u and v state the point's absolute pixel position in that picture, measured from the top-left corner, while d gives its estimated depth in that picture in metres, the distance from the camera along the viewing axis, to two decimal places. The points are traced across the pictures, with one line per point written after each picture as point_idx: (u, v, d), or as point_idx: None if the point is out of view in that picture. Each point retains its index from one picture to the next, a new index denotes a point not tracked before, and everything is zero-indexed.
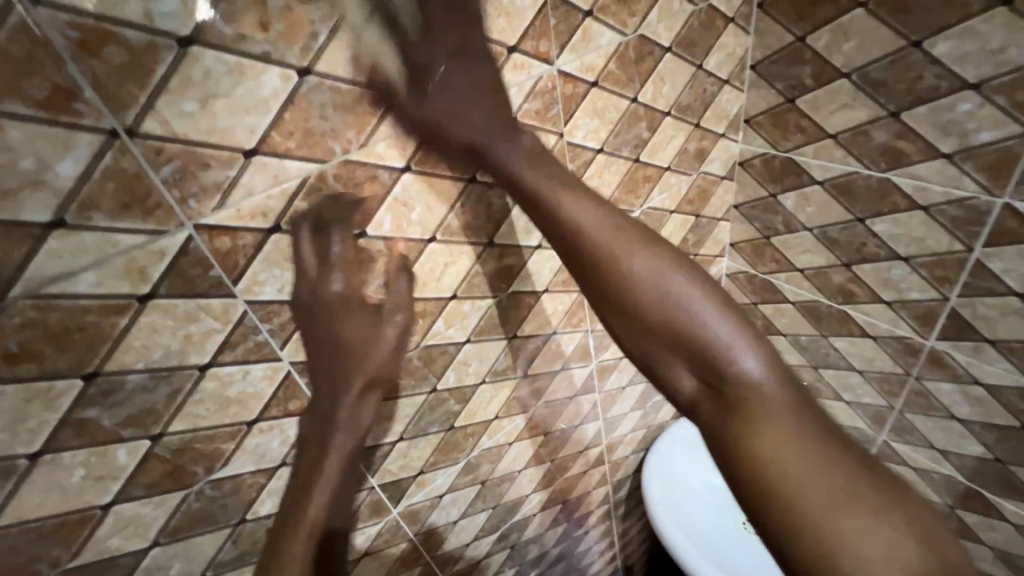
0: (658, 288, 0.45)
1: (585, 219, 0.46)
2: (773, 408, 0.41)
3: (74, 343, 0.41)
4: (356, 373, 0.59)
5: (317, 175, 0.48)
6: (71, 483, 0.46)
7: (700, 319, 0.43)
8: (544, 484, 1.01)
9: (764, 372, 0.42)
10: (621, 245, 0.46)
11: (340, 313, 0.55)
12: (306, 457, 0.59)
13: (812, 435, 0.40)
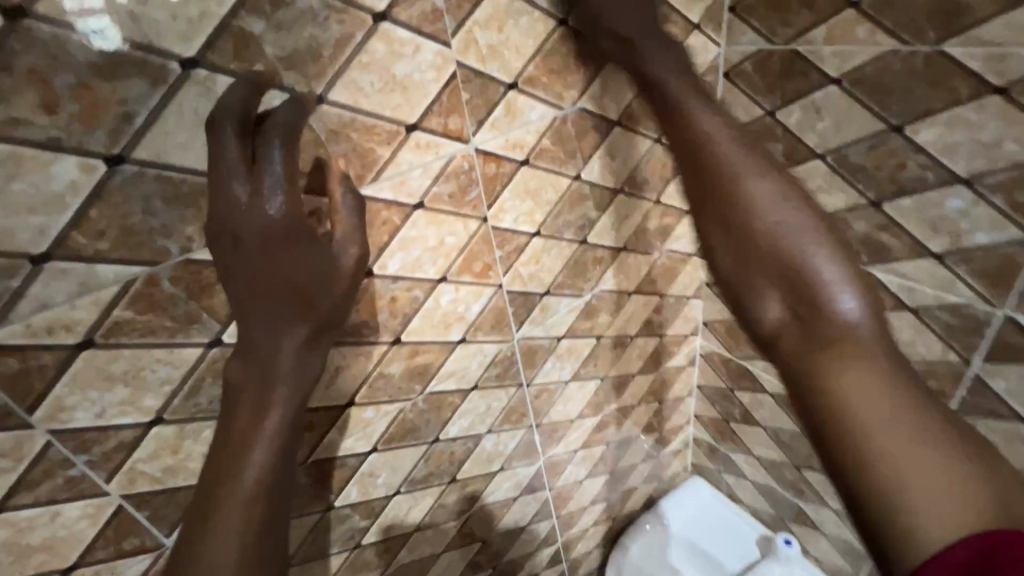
0: (787, 213, 0.42)
1: (757, 185, 0.44)
2: (850, 346, 0.37)
3: None
4: (297, 319, 0.40)
5: (147, 279, 0.39)
6: None
7: (828, 275, 0.39)
8: None
9: (863, 315, 0.38)
10: (804, 236, 0.41)
11: (280, 242, 0.37)
12: (211, 471, 0.37)
13: (887, 395, 0.34)
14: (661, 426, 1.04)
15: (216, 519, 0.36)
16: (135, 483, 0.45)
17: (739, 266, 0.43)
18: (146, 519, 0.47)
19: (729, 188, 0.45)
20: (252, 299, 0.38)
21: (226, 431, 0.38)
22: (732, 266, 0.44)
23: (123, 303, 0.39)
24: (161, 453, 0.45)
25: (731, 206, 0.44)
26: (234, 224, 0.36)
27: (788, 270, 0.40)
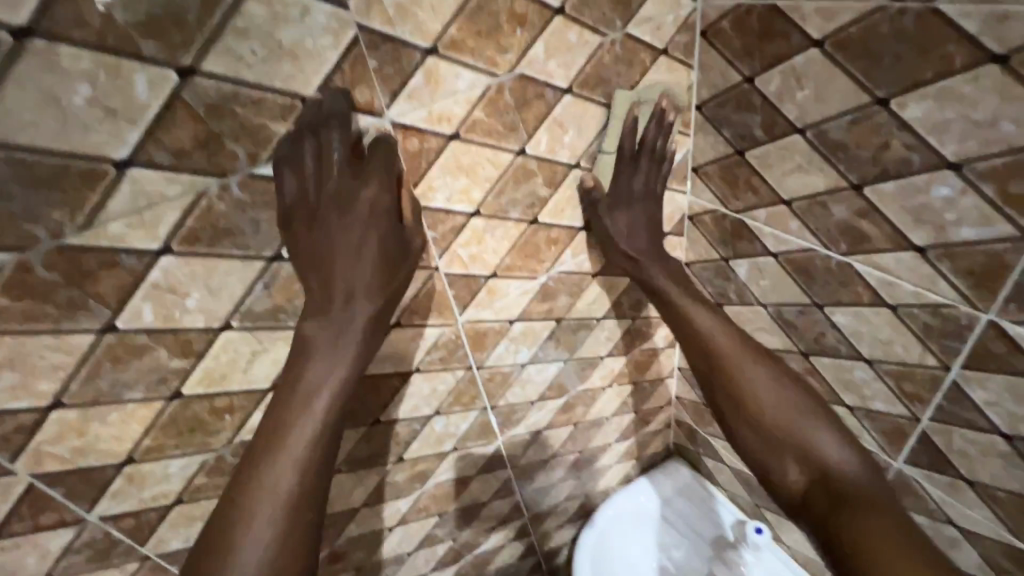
0: (788, 398, 0.56)
1: (761, 374, 0.58)
2: (819, 452, 0.52)
3: None
4: (372, 292, 0.48)
5: (18, 265, 0.37)
6: None
7: (817, 449, 0.52)
8: (446, 561, 0.91)
9: (850, 462, 0.51)
10: (785, 408, 0.56)
11: (360, 216, 0.47)
12: (270, 425, 0.43)
13: (881, 513, 0.46)
14: (638, 407, 1.01)
15: (279, 463, 0.41)
16: (44, 462, 0.45)
17: (760, 439, 0.55)
18: (62, 496, 0.47)
19: (727, 372, 0.59)
20: (321, 269, 0.47)
21: (268, 418, 0.43)
22: (761, 448, 0.55)
23: None
24: (67, 435, 0.45)
25: (724, 397, 0.58)
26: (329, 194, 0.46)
27: (801, 453, 0.53)
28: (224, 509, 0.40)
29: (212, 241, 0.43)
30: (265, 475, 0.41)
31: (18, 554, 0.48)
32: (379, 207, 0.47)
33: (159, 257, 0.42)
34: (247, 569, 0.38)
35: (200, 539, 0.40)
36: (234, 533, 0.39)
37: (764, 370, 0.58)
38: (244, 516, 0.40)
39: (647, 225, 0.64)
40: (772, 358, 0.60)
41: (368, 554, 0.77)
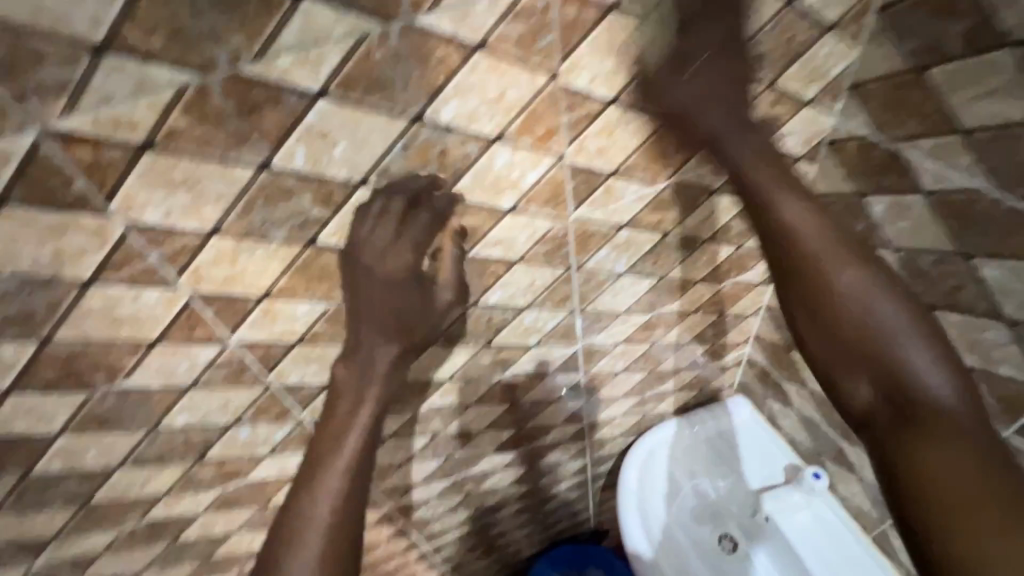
0: (867, 300, 0.49)
1: (853, 281, 0.50)
2: (900, 327, 0.48)
3: None
4: (399, 335, 0.59)
5: (198, 89, 0.39)
6: None
7: (910, 364, 0.47)
8: (508, 446, 0.98)
9: (939, 382, 0.46)
10: (855, 280, 0.50)
11: (384, 280, 0.56)
12: (327, 436, 0.57)
13: (939, 365, 0.46)
14: (713, 340, 0.99)
15: (334, 458, 0.55)
16: (201, 284, 0.50)
17: (858, 337, 0.49)
18: (212, 317, 0.53)
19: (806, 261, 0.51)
20: (346, 302, 0.58)
21: (324, 435, 0.57)
22: (832, 353, 0.51)
23: (177, 110, 0.39)
24: (221, 262, 0.49)
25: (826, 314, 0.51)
26: (362, 267, 0.55)
27: (886, 369, 0.47)
28: (301, 485, 0.54)
29: (365, 91, 0.44)
30: (306, 500, 0.52)
31: (175, 359, 0.55)
32: (396, 271, 0.55)
33: (318, 100, 0.43)
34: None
35: (254, 570, 0.51)
36: (304, 499, 0.53)
37: (853, 259, 0.51)
38: (309, 491, 0.53)
39: (723, 109, 0.54)
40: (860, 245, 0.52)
41: (444, 424, 0.84)
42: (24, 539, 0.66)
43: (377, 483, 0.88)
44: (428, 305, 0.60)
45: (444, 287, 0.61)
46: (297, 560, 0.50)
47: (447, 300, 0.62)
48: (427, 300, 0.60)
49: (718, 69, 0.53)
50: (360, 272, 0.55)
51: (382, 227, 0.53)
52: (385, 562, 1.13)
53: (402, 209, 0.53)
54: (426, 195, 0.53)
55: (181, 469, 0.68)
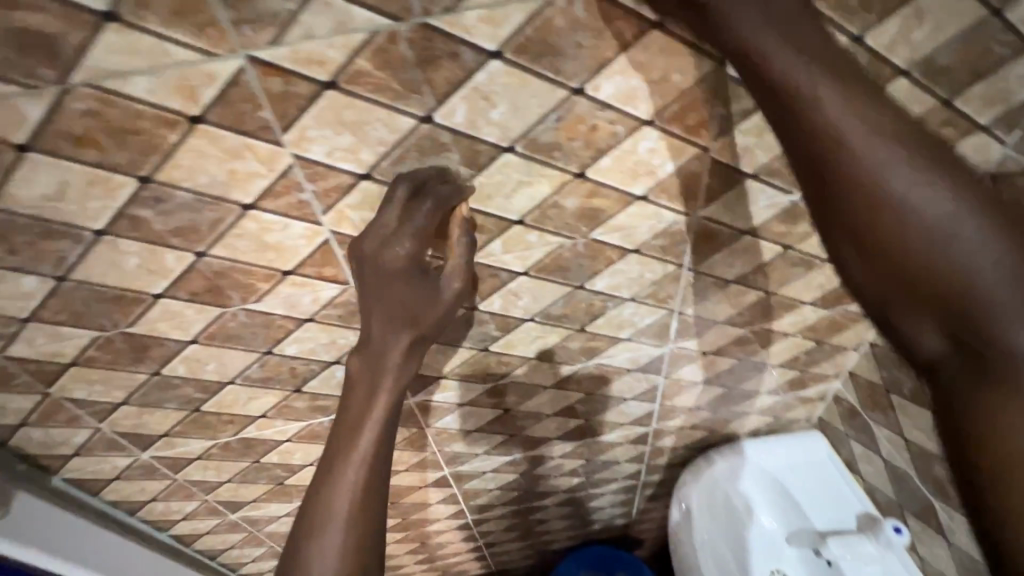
0: (944, 238, 0.38)
1: (962, 234, 0.35)
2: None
3: (131, 143, 0.43)
4: (407, 329, 0.50)
5: (388, 35, 0.41)
6: (129, 266, 0.52)
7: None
8: (572, 436, 0.98)
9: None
10: (941, 234, 0.38)
11: (387, 279, 0.50)
12: (326, 467, 0.49)
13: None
14: (804, 368, 0.94)
15: (334, 496, 0.48)
16: (342, 224, 0.53)
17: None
18: (343, 258, 0.56)
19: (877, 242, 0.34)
20: (361, 303, 0.52)
21: (336, 437, 0.51)
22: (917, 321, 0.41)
23: (365, 53, 0.41)
24: (365, 205, 0.52)
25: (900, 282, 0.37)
26: (365, 254, 0.49)
27: None
28: (301, 535, 0.48)
29: (536, 57, 0.44)
30: (324, 503, 0.48)
31: (301, 291, 0.59)
32: (399, 264, 0.49)
33: (491, 60, 0.43)
34: None
35: (279, 569, 0.49)
36: (308, 554, 0.48)
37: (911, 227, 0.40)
38: (309, 545, 0.48)
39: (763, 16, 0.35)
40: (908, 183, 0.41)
41: (517, 402, 0.85)
42: (139, 431, 0.73)
43: (442, 445, 0.91)
44: (438, 299, 0.51)
45: (459, 274, 0.52)
46: (319, 561, 0.47)
47: (460, 288, 0.52)
48: (438, 288, 0.51)
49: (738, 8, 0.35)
50: (366, 267, 0.50)
51: (387, 210, 0.49)
52: (429, 523, 1.17)
53: (405, 195, 0.49)
54: (424, 178, 0.50)
55: (279, 396, 0.72)
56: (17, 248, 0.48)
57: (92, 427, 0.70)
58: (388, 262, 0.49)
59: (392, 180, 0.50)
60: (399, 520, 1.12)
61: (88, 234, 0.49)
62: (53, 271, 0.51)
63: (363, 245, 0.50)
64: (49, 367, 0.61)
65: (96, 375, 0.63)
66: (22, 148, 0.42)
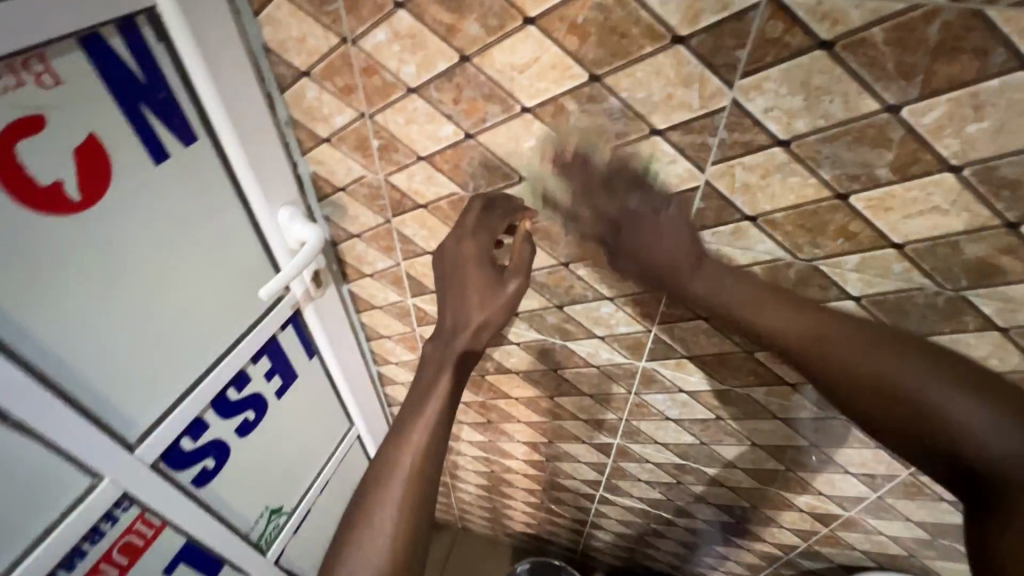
0: (866, 350, 0.49)
1: (855, 360, 0.49)
2: (938, 387, 0.46)
3: (611, 44, 0.48)
4: (475, 310, 0.61)
5: (927, 12, 0.38)
6: (524, 145, 0.59)
7: (951, 417, 0.44)
8: (757, 475, 0.92)
9: (987, 428, 0.43)
10: (810, 330, 0.51)
11: (463, 264, 0.62)
12: (403, 424, 0.59)
13: (969, 397, 0.45)
14: None
15: (400, 453, 0.57)
16: (721, 179, 0.53)
17: (873, 403, 0.48)
18: (694, 211, 0.57)
19: (842, 373, 0.49)
20: (440, 294, 0.65)
21: (405, 406, 0.60)
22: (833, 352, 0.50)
23: (888, 24, 0.40)
24: (757, 170, 0.51)
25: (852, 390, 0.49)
26: (448, 252, 0.63)
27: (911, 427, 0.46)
28: (371, 479, 0.57)
29: None
30: (386, 459, 0.58)
31: None
32: (471, 253, 0.62)
33: (1018, 70, 0.39)
34: (383, 522, 0.55)
35: (337, 530, 0.57)
36: (370, 503, 0.56)
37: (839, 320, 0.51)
38: (376, 493, 0.56)
39: None
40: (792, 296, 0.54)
41: (734, 415, 0.81)
42: (421, 280, 0.85)
43: (632, 416, 0.91)
44: (500, 293, 0.61)
45: (520, 273, 0.62)
46: (380, 509, 0.55)
47: (518, 286, 0.62)
48: (499, 286, 0.61)
49: (673, 229, 0.56)
50: (448, 261, 0.63)
51: (466, 217, 0.63)
52: (561, 477, 1.21)
53: (481, 207, 0.63)
54: (497, 197, 0.65)
55: (541, 304, 0.78)
56: (460, 99, 0.58)
57: (394, 261, 0.83)
58: (461, 259, 0.62)
59: (474, 194, 0.65)
60: (540, 458, 1.17)
61: (517, 108, 0.56)
62: (468, 128, 0.60)
63: (447, 243, 0.64)
64: (407, 200, 0.72)
65: (429, 223, 0.74)
66: (527, 20, 0.49)
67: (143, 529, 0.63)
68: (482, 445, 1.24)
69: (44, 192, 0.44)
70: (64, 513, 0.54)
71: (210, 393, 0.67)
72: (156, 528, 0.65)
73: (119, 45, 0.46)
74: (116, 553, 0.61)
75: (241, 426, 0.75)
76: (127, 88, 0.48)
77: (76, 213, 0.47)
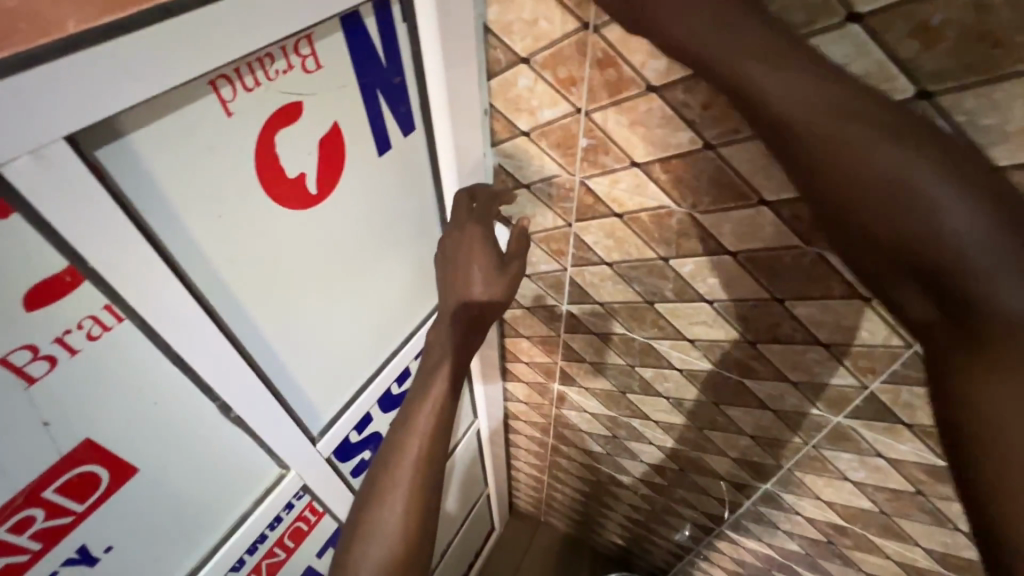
0: (849, 113, 0.32)
1: (855, 129, 0.32)
2: (925, 162, 0.31)
3: (970, 55, 0.37)
4: (477, 294, 0.54)
5: None
6: (780, 165, 0.49)
7: (948, 218, 0.30)
8: (943, 558, 0.79)
9: (962, 214, 0.30)
10: (786, 88, 0.33)
11: (463, 250, 0.54)
12: (393, 439, 0.52)
13: (987, 206, 0.30)
14: None
15: (394, 469, 0.50)
16: None
17: (826, 160, 0.33)
18: None
19: (801, 135, 0.33)
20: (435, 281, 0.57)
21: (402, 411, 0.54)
22: (803, 121, 0.33)
23: None
24: None
25: (848, 139, 0.32)
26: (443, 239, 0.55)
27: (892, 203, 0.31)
28: (377, 470, 0.50)
29: None
30: (377, 476, 0.50)
31: None
32: (472, 237, 0.54)
33: None
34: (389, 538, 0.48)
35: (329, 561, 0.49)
36: (362, 532, 0.49)
37: (836, 92, 0.33)
38: (367, 520, 0.49)
39: None
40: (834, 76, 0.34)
41: (943, 494, 0.69)
42: (586, 289, 0.77)
43: (799, 467, 0.81)
44: (507, 277, 0.54)
45: (522, 257, 0.55)
46: (377, 531, 0.48)
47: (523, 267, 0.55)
48: (503, 266, 0.54)
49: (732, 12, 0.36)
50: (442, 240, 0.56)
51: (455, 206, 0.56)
52: (680, 502, 1.14)
53: (467, 195, 0.56)
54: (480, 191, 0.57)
55: (728, 336, 0.69)
56: (712, 105, 0.49)
57: (561, 267, 0.76)
58: (456, 238, 0.54)
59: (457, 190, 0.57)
60: (662, 481, 1.11)
61: None
62: (712, 137, 0.51)
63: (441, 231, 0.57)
64: (599, 207, 0.65)
65: (618, 233, 0.66)
66: (851, 17, 0.39)
67: (309, 516, 0.63)
68: (596, 455, 1.19)
69: (290, 185, 0.41)
70: (258, 502, 0.54)
71: (380, 390, 0.65)
72: (319, 514, 0.65)
73: (373, 25, 0.42)
74: (286, 539, 0.61)
75: None
76: (370, 73, 0.44)
77: (312, 208, 0.44)
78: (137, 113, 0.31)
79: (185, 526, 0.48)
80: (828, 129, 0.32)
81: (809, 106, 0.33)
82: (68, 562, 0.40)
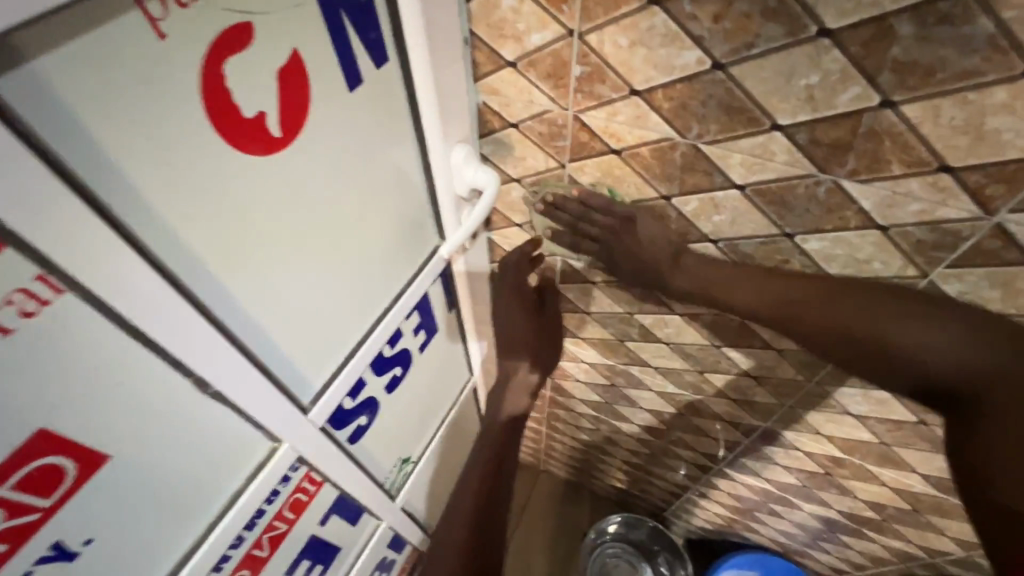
0: (822, 301, 0.51)
1: (807, 312, 0.52)
2: (880, 311, 0.48)
3: None
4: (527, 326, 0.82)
5: None
6: (798, 83, 0.44)
7: (914, 344, 0.46)
8: (937, 482, 0.81)
9: (915, 334, 0.46)
10: (777, 291, 0.54)
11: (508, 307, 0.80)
12: None
13: (938, 324, 0.46)
14: None
15: None
16: None
17: (809, 329, 0.52)
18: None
19: (797, 317, 0.52)
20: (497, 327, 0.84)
21: None
22: (777, 306, 0.54)
23: None
24: None
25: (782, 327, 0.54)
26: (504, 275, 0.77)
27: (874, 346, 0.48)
28: None
29: None
30: None
31: (926, 197, 0.47)
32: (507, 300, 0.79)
33: None
34: None
35: None
36: None
37: (824, 289, 0.52)
38: None
39: None
40: (836, 282, 0.52)
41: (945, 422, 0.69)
42: None
43: (800, 404, 0.81)
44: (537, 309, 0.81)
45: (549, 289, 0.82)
46: None
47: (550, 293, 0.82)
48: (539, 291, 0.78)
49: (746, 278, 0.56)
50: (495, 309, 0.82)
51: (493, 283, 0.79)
52: (678, 444, 1.15)
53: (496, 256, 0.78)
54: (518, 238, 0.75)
55: None
56: (726, 16, 0.43)
57: (555, 214, 0.72)
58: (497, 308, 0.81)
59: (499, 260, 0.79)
60: (661, 426, 1.11)
61: (810, 30, 0.41)
62: (722, 55, 0.45)
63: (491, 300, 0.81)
64: (596, 145, 0.60)
65: (616, 172, 0.61)
66: None
67: (308, 486, 0.61)
68: (594, 404, 1.19)
69: (247, 123, 0.35)
70: (249, 480, 0.51)
71: (372, 352, 0.61)
72: (318, 484, 0.62)
73: None
74: (286, 510, 0.59)
75: (389, 383, 0.70)
76: None
77: (276, 151, 0.38)
78: (41, 30, 0.25)
79: (170, 510, 0.45)
80: (800, 310, 0.52)
81: (797, 296, 0.53)
82: (43, 560, 0.37)
